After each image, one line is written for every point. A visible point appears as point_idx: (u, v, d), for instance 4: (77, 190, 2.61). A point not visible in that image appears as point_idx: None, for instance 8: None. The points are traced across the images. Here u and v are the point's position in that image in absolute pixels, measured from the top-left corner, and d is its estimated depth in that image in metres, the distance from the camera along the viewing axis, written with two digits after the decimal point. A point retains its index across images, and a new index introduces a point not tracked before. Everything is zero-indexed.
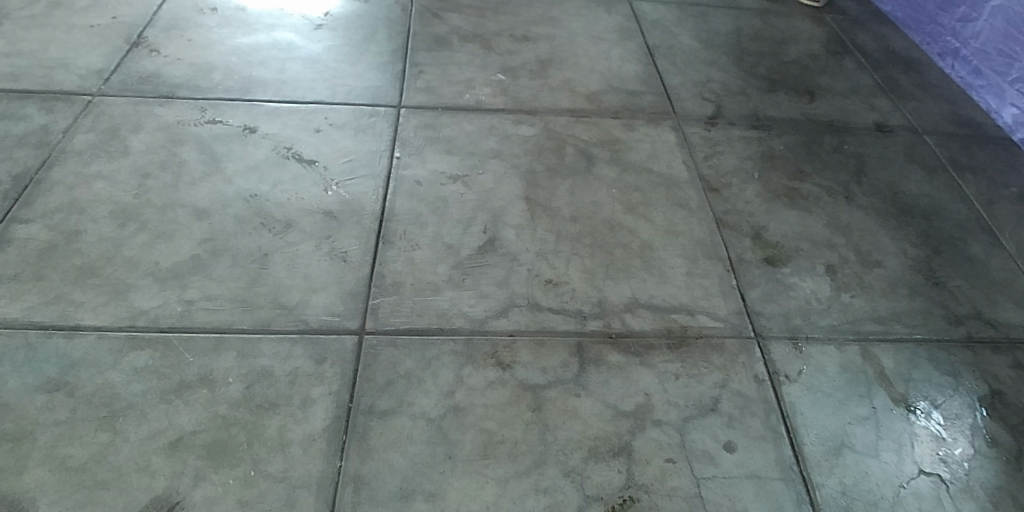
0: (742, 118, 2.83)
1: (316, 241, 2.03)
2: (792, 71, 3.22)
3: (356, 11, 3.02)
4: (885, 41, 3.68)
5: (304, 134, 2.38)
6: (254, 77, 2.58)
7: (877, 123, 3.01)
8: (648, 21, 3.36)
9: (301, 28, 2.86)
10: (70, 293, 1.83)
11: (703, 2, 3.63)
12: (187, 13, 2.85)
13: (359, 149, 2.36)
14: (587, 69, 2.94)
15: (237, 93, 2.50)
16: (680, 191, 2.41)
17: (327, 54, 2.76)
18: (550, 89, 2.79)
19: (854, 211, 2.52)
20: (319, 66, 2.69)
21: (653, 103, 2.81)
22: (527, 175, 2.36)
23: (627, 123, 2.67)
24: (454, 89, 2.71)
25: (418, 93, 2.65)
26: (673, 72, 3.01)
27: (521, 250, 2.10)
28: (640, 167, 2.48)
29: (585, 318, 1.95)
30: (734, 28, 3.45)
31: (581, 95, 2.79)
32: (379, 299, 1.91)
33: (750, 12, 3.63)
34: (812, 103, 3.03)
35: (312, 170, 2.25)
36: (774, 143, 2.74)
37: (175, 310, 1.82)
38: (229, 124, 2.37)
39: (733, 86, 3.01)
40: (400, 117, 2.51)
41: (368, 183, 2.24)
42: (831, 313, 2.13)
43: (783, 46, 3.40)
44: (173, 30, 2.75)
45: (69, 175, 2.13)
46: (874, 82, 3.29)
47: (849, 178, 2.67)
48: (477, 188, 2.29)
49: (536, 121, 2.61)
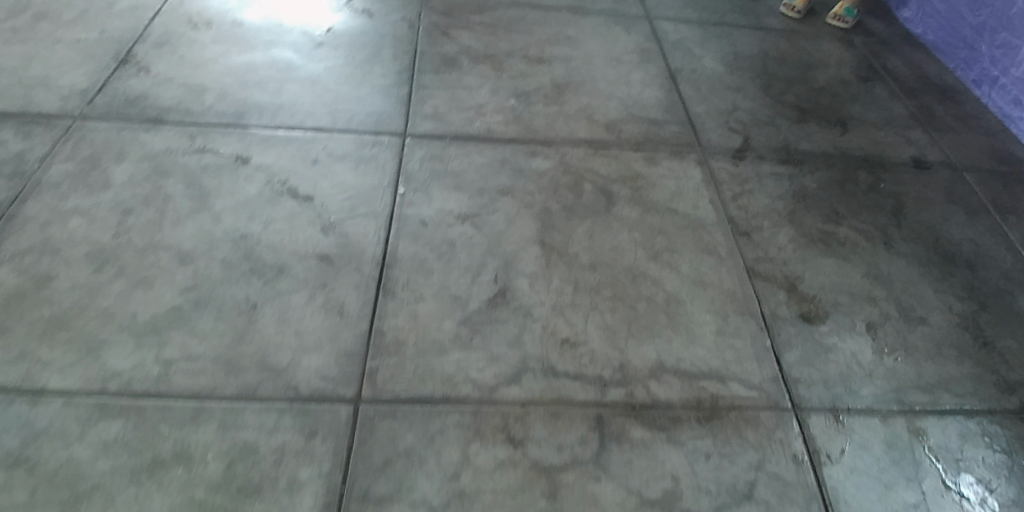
0: (772, 152, 2.63)
1: (311, 290, 1.84)
2: (822, 99, 3.03)
3: (360, 27, 2.85)
4: (917, 65, 3.49)
5: (301, 166, 2.19)
6: (249, 100, 2.40)
7: (914, 158, 2.81)
8: (670, 42, 3.17)
9: (301, 46, 2.69)
10: (36, 350, 1.64)
11: (726, 21, 3.44)
12: (179, 27, 2.68)
13: (360, 184, 2.16)
14: (605, 94, 2.75)
15: (229, 117, 2.32)
16: (708, 235, 2.22)
17: (328, 75, 2.58)
18: (567, 117, 2.60)
19: (894, 260, 2.32)
20: (319, 88, 2.51)
21: (677, 134, 2.61)
22: (543, 215, 2.17)
23: (649, 157, 2.48)
24: (463, 116, 2.52)
25: (424, 120, 2.46)
26: (697, 99, 2.82)
27: (536, 303, 1.91)
28: (664, 207, 2.29)
29: (606, 386, 1.77)
30: (759, 51, 3.26)
31: (600, 123, 2.60)
32: (378, 360, 1.72)
33: (776, 33, 3.44)
34: (845, 134, 2.83)
35: (309, 207, 2.06)
36: (807, 180, 2.54)
37: (151, 373, 1.63)
38: (221, 153, 2.19)
39: (761, 115, 2.81)
40: (406, 148, 2.33)
41: (370, 223, 2.05)
42: (873, 380, 1.95)
43: (812, 70, 3.20)
44: (165, 47, 2.58)
45: (43, 210, 1.94)
46: (910, 111, 3.10)
47: (887, 220, 2.47)
48: (487, 230, 2.09)
49: (551, 153, 2.42)
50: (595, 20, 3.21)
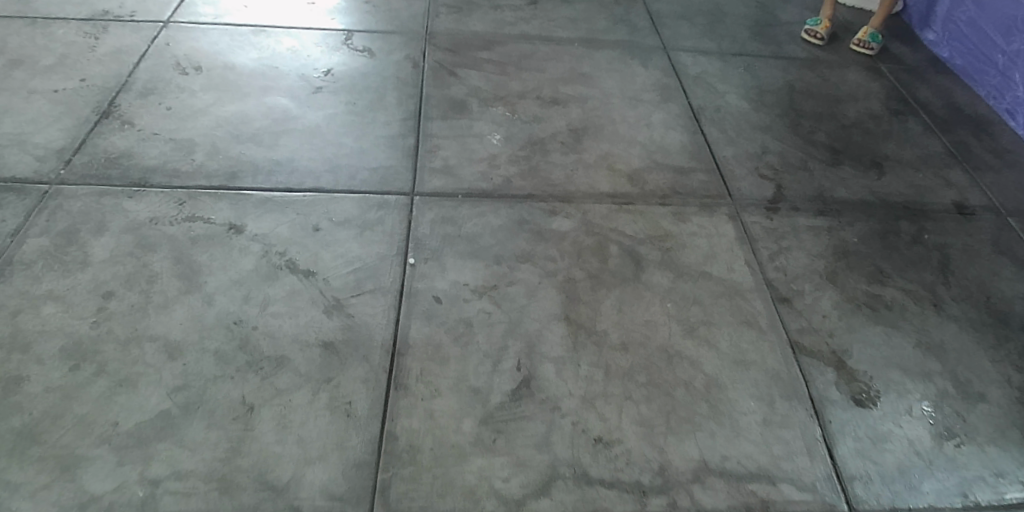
0: (806, 202, 2.45)
1: (314, 386, 1.65)
2: (854, 137, 2.84)
3: (361, 68, 2.68)
4: (948, 93, 3.29)
5: (301, 235, 2.01)
6: (242, 157, 2.23)
7: (956, 203, 2.62)
8: (690, 77, 2.99)
9: (298, 93, 2.52)
10: (4, 470, 1.47)
11: (747, 51, 3.26)
12: (167, 74, 2.52)
13: (366, 254, 1.99)
14: (626, 139, 2.57)
15: (222, 179, 2.16)
16: (747, 303, 2.03)
17: (328, 125, 2.40)
18: (586, 167, 2.42)
19: (944, 325, 2.13)
20: (318, 140, 2.34)
21: (705, 184, 2.43)
22: (566, 285, 1.99)
23: (677, 211, 2.29)
24: (475, 169, 2.34)
25: (433, 176, 2.28)
26: (724, 142, 2.64)
27: (564, 394, 1.72)
28: (697, 270, 2.10)
29: (645, 494, 1.58)
30: (784, 84, 3.08)
31: (622, 174, 2.41)
32: (391, 472, 1.53)
33: (800, 62, 3.26)
34: (881, 178, 2.65)
35: (310, 284, 1.89)
36: (846, 234, 2.36)
37: (135, 496, 1.44)
38: (212, 222, 2.02)
39: (792, 158, 2.63)
40: (414, 210, 2.14)
41: (377, 301, 1.86)
42: (935, 471, 1.76)
43: (841, 105, 3.02)
44: (151, 95, 2.42)
45: (15, 296, 1.76)
46: (947, 148, 2.90)
47: (934, 278, 2.28)
48: (507, 305, 1.90)
49: (572, 211, 2.23)
50: (611, 54, 3.03)
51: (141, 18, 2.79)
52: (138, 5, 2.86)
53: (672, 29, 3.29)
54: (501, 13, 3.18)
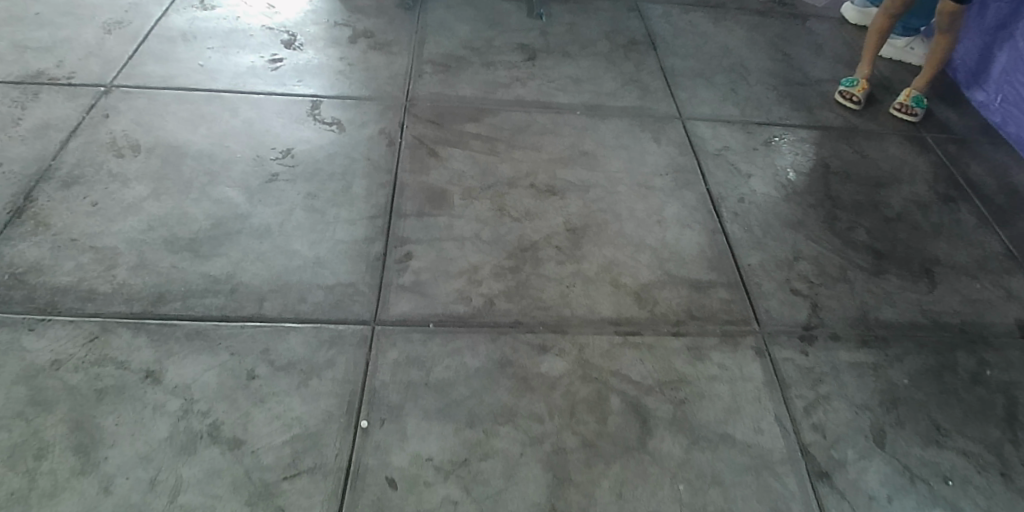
0: (846, 329, 2.07)
1: None
2: (899, 234, 2.45)
3: (327, 147, 2.31)
4: (1003, 171, 2.88)
5: (231, 386, 1.65)
6: (173, 272, 1.88)
7: (1021, 322, 2.20)
8: (710, 153, 2.59)
9: (250, 181, 2.16)
10: None
11: (775, 119, 2.86)
12: (100, 157, 2.17)
13: (308, 413, 1.62)
14: (633, 240, 2.18)
15: (145, 303, 1.80)
16: (776, 482, 1.66)
17: (281, 226, 2.04)
18: (585, 280, 2.03)
19: (1017, 504, 1.73)
20: (265, 248, 1.97)
21: (727, 304, 2.04)
22: (554, 459, 1.61)
23: (693, 344, 1.91)
24: (451, 284, 1.96)
25: (400, 296, 1.90)
26: (749, 244, 2.25)
27: None
28: (716, 432, 1.72)
29: None
30: (818, 162, 2.68)
31: (628, 289, 2.02)
32: None
33: (835, 133, 2.86)
34: (932, 291, 2.26)
35: (234, 460, 1.53)
36: (894, 374, 1.98)
37: None
38: (125, 366, 1.66)
39: (829, 266, 2.24)
40: (374, 347, 1.77)
41: (316, 486, 1.51)
42: None
43: (883, 190, 2.63)
44: (77, 186, 2.07)
45: None
46: (1006, 246, 2.49)
47: (1001, 434, 1.88)
48: (479, 492, 1.54)
49: (566, 346, 1.84)
50: (618, 125, 2.64)
51: (81, 80, 2.44)
52: (80, 64, 2.51)
53: (688, 91, 2.90)
54: (493, 72, 2.80)
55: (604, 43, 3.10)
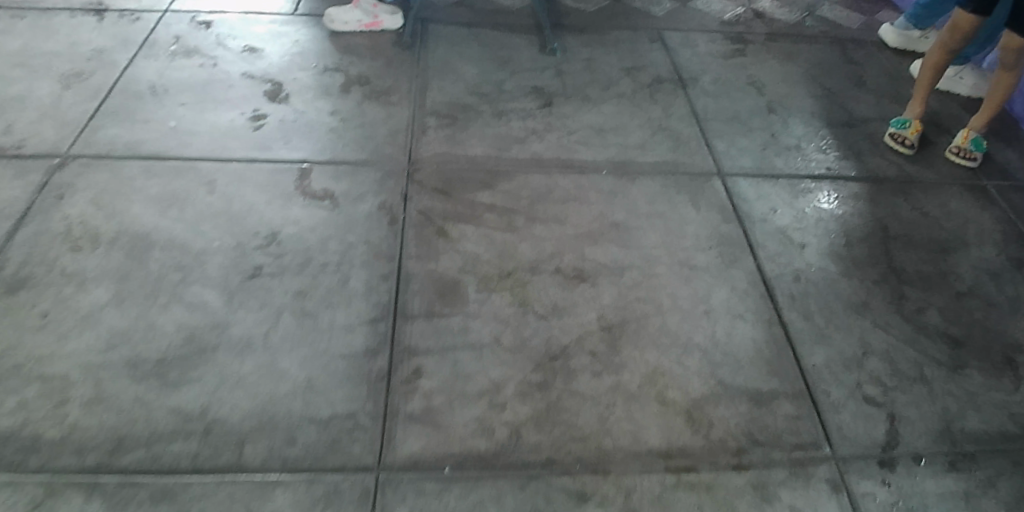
0: (931, 448, 1.76)
1: None
2: (973, 314, 2.10)
3: (319, 230, 2.00)
4: None
5: None
6: (135, 407, 1.58)
7: None
8: (756, 217, 2.27)
9: (228, 278, 1.86)
10: None
11: (824, 170, 2.54)
12: (52, 252, 1.87)
13: None
14: (679, 339, 1.86)
15: (101, 452, 1.50)
16: None
17: (265, 337, 1.72)
18: (626, 397, 1.72)
19: None
20: (246, 367, 1.66)
21: (793, 423, 1.73)
22: None
23: (757, 481, 1.61)
24: (470, 410, 1.64)
25: (410, 430, 1.59)
26: (811, 338, 1.93)
27: None
28: None
29: None
30: (877, 224, 2.35)
31: (678, 407, 1.71)
32: None
33: (891, 185, 2.52)
34: (1020, 389, 1.92)
35: None
36: (991, 506, 1.68)
37: None
38: None
39: (904, 362, 1.93)
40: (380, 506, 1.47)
41: None
42: None
43: (948, 256, 2.28)
44: (23, 292, 1.77)
45: None
46: None
47: None
48: None
49: (609, 493, 1.55)
50: (650, 185, 2.32)
51: (33, 151, 2.14)
52: (32, 129, 2.22)
53: (725, 138, 2.57)
54: (506, 124, 2.48)
55: (627, 82, 2.78)
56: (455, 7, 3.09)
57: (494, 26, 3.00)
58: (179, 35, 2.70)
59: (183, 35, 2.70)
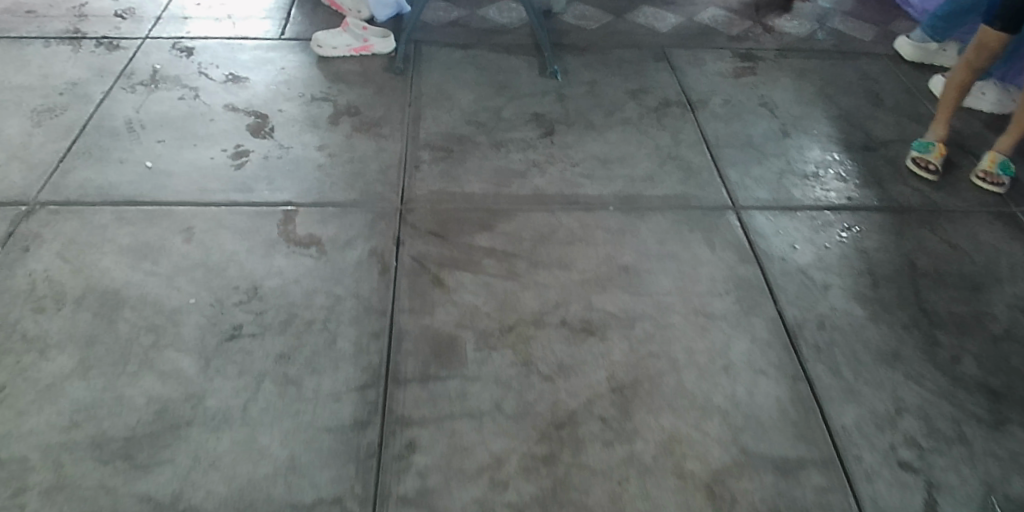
0: None
1: None
2: (1014, 361, 1.95)
3: (304, 281, 1.85)
4: None
5: None
6: (98, 494, 1.45)
7: None
8: (776, 255, 2.11)
9: (205, 340, 1.71)
10: None
11: (845, 200, 2.38)
12: (14, 314, 1.73)
13: None
14: (697, 400, 1.71)
15: None
16: None
17: (242, 409, 1.58)
18: (641, 471, 1.56)
19: None
20: (222, 446, 1.52)
21: (823, 496, 1.59)
22: None
23: None
24: (470, 490, 1.50)
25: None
26: (840, 394, 1.78)
27: None
28: None
29: None
30: (905, 259, 2.20)
31: (698, 481, 1.56)
32: None
33: (918, 215, 2.37)
34: None
35: None
36: None
37: None
38: None
39: (941, 420, 1.77)
40: None
41: None
42: None
43: (984, 295, 2.12)
44: None
45: None
46: None
47: None
48: None
49: None
50: (661, 222, 2.16)
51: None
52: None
53: (738, 167, 2.42)
54: (505, 156, 2.33)
55: (632, 107, 2.62)
56: (449, 28, 2.94)
57: (490, 48, 2.85)
58: (158, 64, 2.57)
59: (162, 64, 2.57)
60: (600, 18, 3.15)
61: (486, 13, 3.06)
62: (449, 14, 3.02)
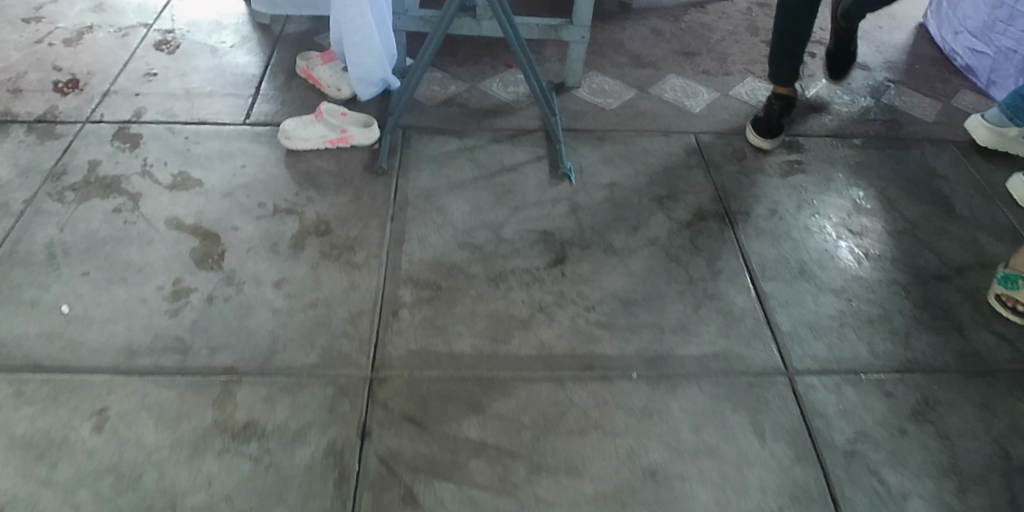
0: None
1: None
2: None
3: (237, 498, 1.45)
4: None
5: None
6: None
7: None
8: (839, 448, 1.69)
9: None
10: None
11: (918, 356, 1.96)
12: None
13: None
14: None
15: None
16: None
17: None
18: None
19: None
20: None
21: None
22: None
23: None
24: None
25: None
26: None
27: None
28: None
29: None
30: (999, 447, 1.76)
31: None
32: None
33: (1010, 378, 1.93)
34: None
35: None
36: None
37: None
38: None
39: None
40: None
41: None
42: None
43: None
44: None
45: None
46: None
47: None
48: None
49: None
50: (696, 398, 1.73)
51: None
52: None
53: (790, 309, 2.00)
54: (504, 296, 1.90)
55: (659, 219, 2.19)
56: (445, 107, 2.52)
57: (492, 135, 2.43)
58: (95, 161, 2.18)
59: (101, 161, 2.18)
60: (621, 94, 2.72)
61: (488, 87, 2.65)
62: (445, 89, 2.60)
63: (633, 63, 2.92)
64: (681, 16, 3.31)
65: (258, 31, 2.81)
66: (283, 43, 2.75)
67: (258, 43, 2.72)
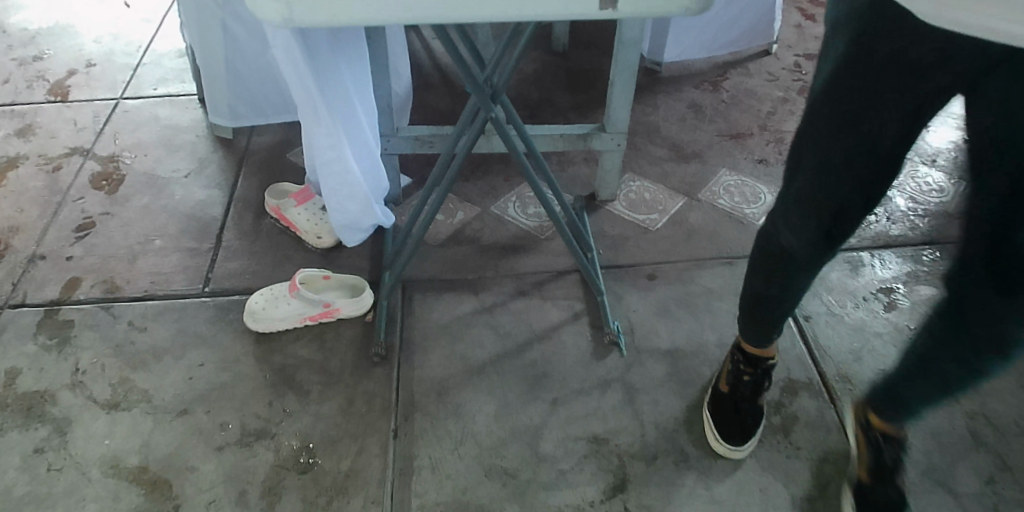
0: None
1: None
2: None
3: None
4: None
5: None
6: None
7: None
8: None
9: None
10: None
11: None
12: None
13: None
14: None
15: None
16: None
17: None
18: None
19: None
20: None
21: None
22: None
23: None
24: None
25: None
26: None
27: None
28: None
29: None
30: None
31: None
32: None
33: None
34: None
35: None
36: None
37: None
38: None
39: None
40: None
41: None
42: None
43: None
44: None
45: None
46: None
47: None
48: None
49: None
50: None
51: None
52: None
53: None
54: None
55: None
56: (453, 247, 2.04)
57: (515, 284, 1.94)
58: (13, 368, 1.72)
59: (21, 368, 1.71)
60: (666, 204, 2.23)
61: (504, 209, 2.17)
62: (452, 218, 2.13)
63: (674, 157, 2.43)
64: (720, 82, 2.82)
65: (221, 149, 2.34)
66: (253, 167, 2.28)
67: (222, 170, 2.26)
